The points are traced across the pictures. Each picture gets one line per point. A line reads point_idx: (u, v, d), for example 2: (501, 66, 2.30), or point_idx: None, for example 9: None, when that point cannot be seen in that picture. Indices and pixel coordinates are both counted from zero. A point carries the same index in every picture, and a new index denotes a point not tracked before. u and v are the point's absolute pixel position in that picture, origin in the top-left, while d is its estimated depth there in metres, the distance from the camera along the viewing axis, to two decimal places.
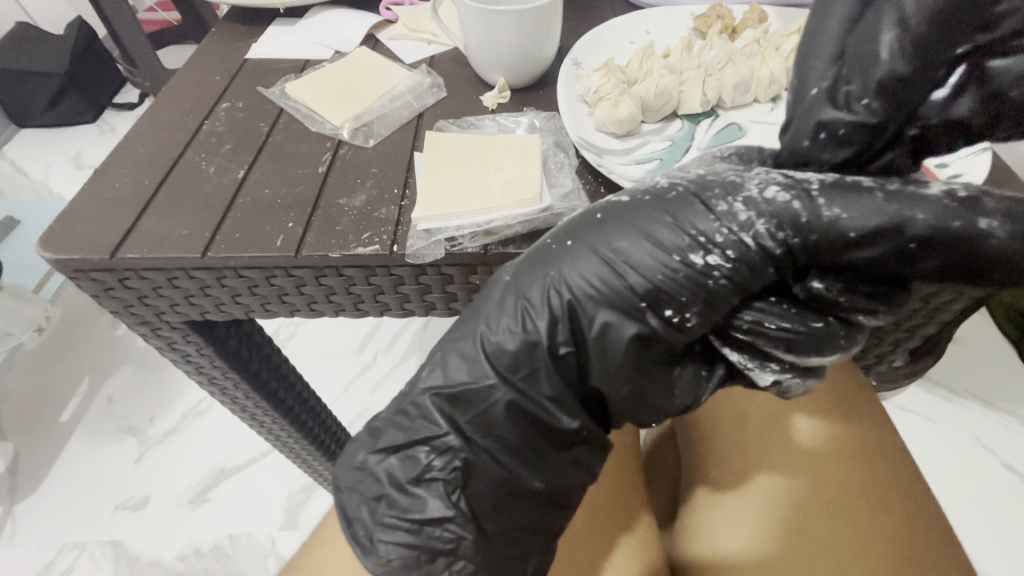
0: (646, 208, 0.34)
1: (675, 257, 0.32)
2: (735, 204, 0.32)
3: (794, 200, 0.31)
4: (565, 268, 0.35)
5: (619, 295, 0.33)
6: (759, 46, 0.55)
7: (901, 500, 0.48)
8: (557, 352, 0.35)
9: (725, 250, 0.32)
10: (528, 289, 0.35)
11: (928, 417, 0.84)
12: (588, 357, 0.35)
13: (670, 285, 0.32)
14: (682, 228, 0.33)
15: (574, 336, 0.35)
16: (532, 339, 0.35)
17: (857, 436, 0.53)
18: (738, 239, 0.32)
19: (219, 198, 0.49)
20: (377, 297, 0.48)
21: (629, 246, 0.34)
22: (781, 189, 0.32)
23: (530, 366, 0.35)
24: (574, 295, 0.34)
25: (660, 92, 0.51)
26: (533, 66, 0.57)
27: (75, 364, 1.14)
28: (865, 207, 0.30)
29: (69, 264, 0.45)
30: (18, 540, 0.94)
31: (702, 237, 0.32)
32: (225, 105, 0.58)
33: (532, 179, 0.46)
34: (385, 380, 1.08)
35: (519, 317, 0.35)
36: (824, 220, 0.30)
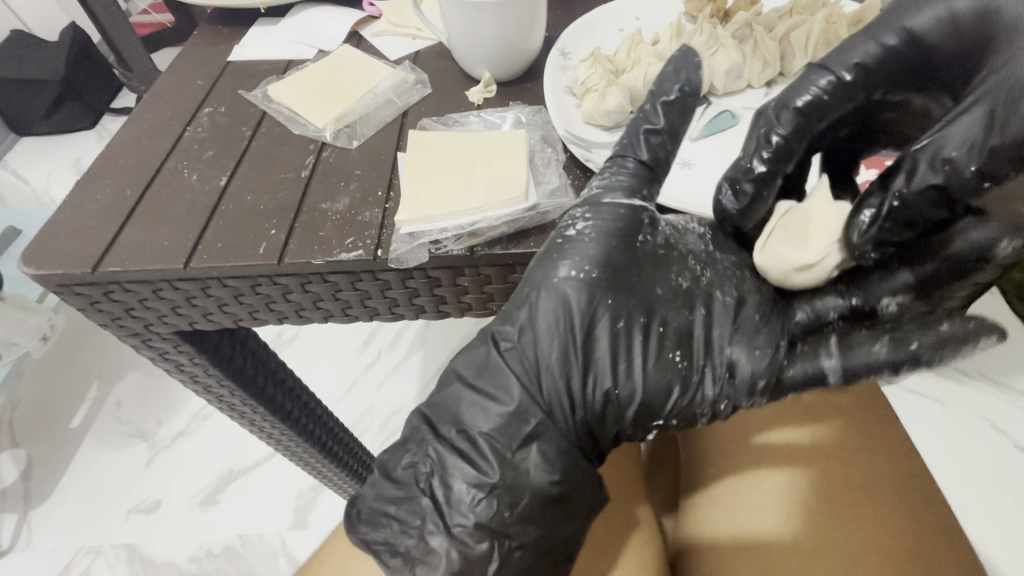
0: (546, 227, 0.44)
1: (569, 242, 0.40)
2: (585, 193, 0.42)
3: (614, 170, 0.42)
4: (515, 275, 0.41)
5: (538, 275, 0.39)
6: (751, 31, 0.53)
7: (911, 509, 0.46)
8: (513, 338, 0.39)
9: (587, 216, 0.41)
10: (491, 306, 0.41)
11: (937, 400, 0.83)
12: (544, 340, 0.38)
13: (564, 250, 0.40)
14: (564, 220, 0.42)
15: (529, 324, 0.39)
16: (498, 337, 0.39)
17: (860, 440, 0.50)
18: (591, 207, 0.41)
19: (202, 206, 0.48)
20: (366, 302, 0.47)
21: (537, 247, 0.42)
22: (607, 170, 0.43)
23: (500, 366, 0.38)
24: (519, 290, 0.40)
25: (649, 81, 0.49)
26: (519, 59, 0.55)
27: (81, 372, 1.14)
28: (654, 151, 0.41)
29: (51, 279, 0.44)
30: (33, 546, 0.95)
31: (573, 217, 0.41)
32: (207, 110, 0.57)
33: (517, 177, 0.44)
34: (388, 379, 1.08)
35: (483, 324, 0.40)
36: (632, 170, 0.42)
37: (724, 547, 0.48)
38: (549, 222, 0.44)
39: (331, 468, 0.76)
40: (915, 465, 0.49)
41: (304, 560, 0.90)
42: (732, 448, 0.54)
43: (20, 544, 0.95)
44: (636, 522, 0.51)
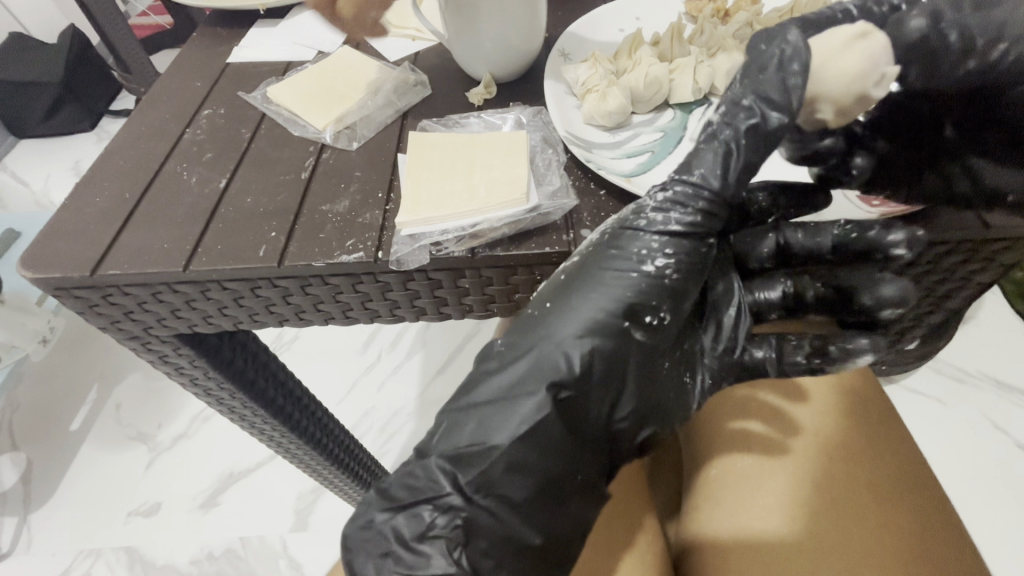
0: (592, 257, 0.37)
1: (644, 218, 0.36)
2: (653, 220, 0.36)
3: (685, 195, 0.35)
4: (580, 261, 0.38)
5: (606, 324, 0.35)
6: (752, 31, 0.53)
7: (908, 502, 0.46)
8: (603, 321, 0.36)
9: (666, 252, 0.35)
10: (545, 296, 0.38)
11: (939, 400, 0.90)
12: (648, 313, 0.36)
13: (640, 295, 0.35)
14: (626, 252, 0.36)
15: (623, 299, 0.36)
16: (583, 324, 0.35)
17: (860, 438, 0.51)
18: (670, 242, 0.36)
19: (201, 209, 0.48)
20: (366, 304, 0.47)
21: (595, 286, 0.36)
22: (679, 193, 0.35)
23: (594, 357, 0.35)
24: (591, 272, 0.37)
25: (650, 81, 0.49)
26: (519, 59, 0.55)
27: (81, 374, 1.14)
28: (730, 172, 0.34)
29: (49, 282, 0.44)
30: (32, 549, 0.94)
31: (643, 252, 0.36)
32: (206, 112, 0.57)
33: (518, 178, 0.44)
34: (389, 381, 1.08)
35: (548, 315, 0.37)
36: (718, 192, 0.34)
37: (726, 545, 0.48)
38: (550, 223, 0.43)
39: (332, 471, 0.76)
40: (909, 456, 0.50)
41: (306, 563, 0.90)
42: (733, 442, 0.53)
43: (20, 547, 0.95)
44: (637, 522, 0.51)
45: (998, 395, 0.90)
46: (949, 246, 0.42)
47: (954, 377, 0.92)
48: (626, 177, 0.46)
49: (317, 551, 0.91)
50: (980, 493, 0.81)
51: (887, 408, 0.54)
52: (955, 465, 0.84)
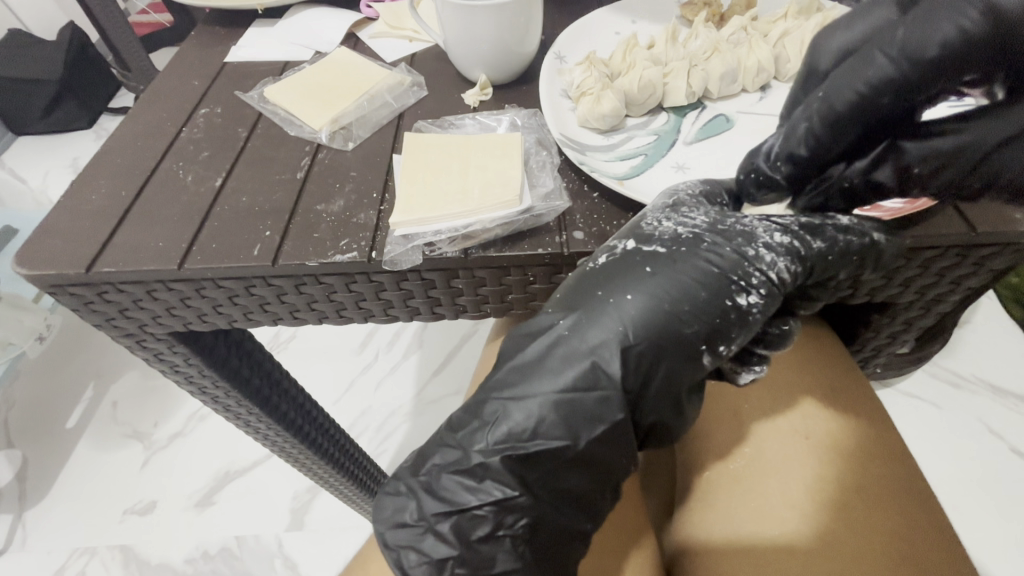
0: (686, 260, 0.36)
1: (754, 249, 0.36)
2: (759, 249, 0.36)
3: (793, 239, 0.37)
4: (666, 256, 0.36)
5: (680, 342, 0.34)
6: (746, 35, 0.53)
7: (900, 499, 0.47)
8: (682, 321, 0.34)
9: (760, 289, 0.35)
10: (619, 279, 0.36)
11: (932, 403, 0.91)
12: (726, 336, 0.35)
13: (723, 323, 0.35)
14: (728, 277, 0.35)
15: (710, 309, 0.35)
16: (661, 320, 0.34)
17: (854, 440, 0.50)
18: (767, 278, 0.36)
19: (196, 208, 0.48)
20: (360, 304, 0.48)
21: (683, 298, 0.35)
22: (783, 232, 0.37)
23: (655, 359, 0.34)
24: (680, 266, 0.36)
25: (644, 84, 0.49)
26: (515, 61, 0.55)
27: (78, 372, 1.14)
28: (833, 235, 0.37)
29: (45, 280, 0.44)
30: (29, 546, 0.94)
31: (742, 280, 0.35)
32: (203, 111, 0.57)
33: (512, 180, 0.44)
34: (385, 380, 1.08)
35: (621, 300, 0.35)
36: (815, 249, 0.37)
37: (716, 544, 0.48)
38: (544, 225, 0.44)
39: (329, 471, 0.76)
40: (900, 447, 0.50)
41: (302, 561, 0.90)
42: (726, 441, 0.54)
43: (14, 545, 0.95)
44: (632, 523, 0.52)
45: (990, 398, 0.90)
46: (937, 251, 0.42)
47: (946, 380, 0.93)
48: (619, 180, 0.46)
49: (314, 550, 0.91)
50: (974, 497, 0.81)
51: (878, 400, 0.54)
52: (946, 466, 0.84)
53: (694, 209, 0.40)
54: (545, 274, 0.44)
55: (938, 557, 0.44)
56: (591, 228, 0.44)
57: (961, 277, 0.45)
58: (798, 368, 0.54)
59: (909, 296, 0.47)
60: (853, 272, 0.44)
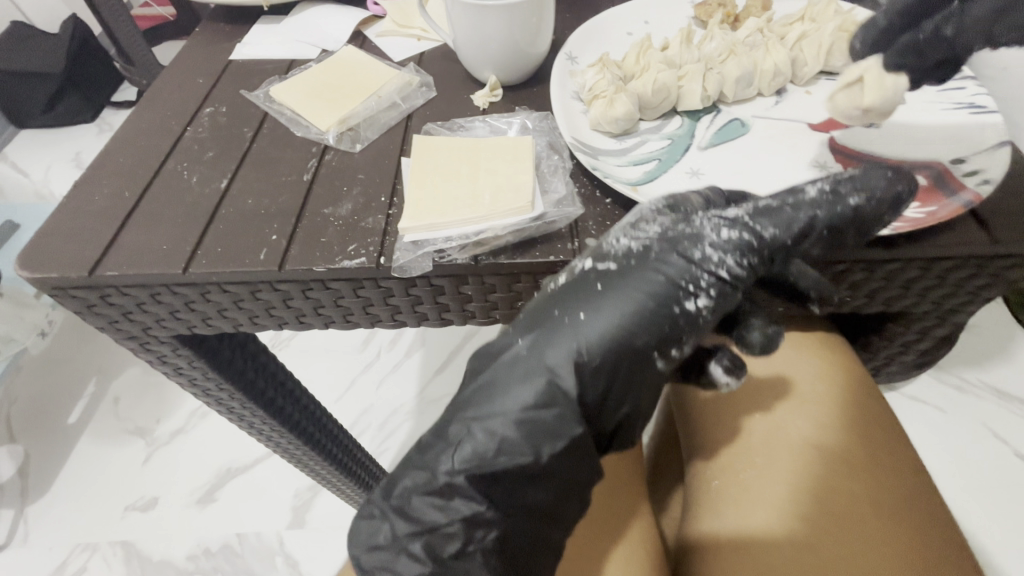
0: (633, 271, 0.35)
1: (699, 250, 0.35)
2: (705, 250, 0.35)
3: (742, 233, 0.35)
4: (616, 271, 0.35)
5: (630, 352, 0.34)
6: (763, 38, 0.52)
7: (911, 508, 0.45)
8: (632, 335, 0.34)
9: (709, 291, 0.34)
10: (571, 296, 0.35)
11: (938, 407, 0.90)
12: (678, 339, 0.34)
13: (670, 329, 0.34)
14: (675, 282, 0.34)
15: (659, 318, 0.34)
16: (613, 335, 0.33)
17: (864, 451, 0.48)
18: (717, 280, 0.34)
19: (201, 210, 0.47)
20: (367, 309, 0.47)
21: (629, 308, 0.34)
22: (730, 227, 0.35)
23: (616, 370, 0.34)
24: (634, 281, 0.35)
25: (659, 87, 0.48)
26: (525, 62, 0.54)
27: (80, 368, 1.13)
28: (782, 220, 0.35)
29: (47, 283, 0.43)
30: (30, 542, 0.94)
31: (688, 284, 0.34)
32: (208, 110, 0.56)
33: (523, 185, 0.43)
34: (388, 379, 1.07)
35: (574, 322, 0.34)
36: (766, 239, 0.35)
37: (719, 552, 0.45)
38: (556, 231, 0.43)
39: (332, 472, 0.75)
40: (910, 456, 0.48)
41: (304, 560, 0.90)
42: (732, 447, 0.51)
43: (16, 541, 0.94)
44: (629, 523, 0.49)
45: (996, 403, 0.90)
46: (957, 261, 0.41)
47: (952, 384, 0.92)
48: (632, 185, 0.45)
49: (315, 549, 0.91)
50: (980, 503, 0.81)
51: (888, 409, 0.52)
52: (952, 472, 0.84)
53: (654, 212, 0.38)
54: None
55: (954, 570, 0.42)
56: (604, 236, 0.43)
57: (981, 288, 0.44)
58: (806, 376, 0.53)
59: (927, 306, 0.46)
60: (871, 282, 0.43)
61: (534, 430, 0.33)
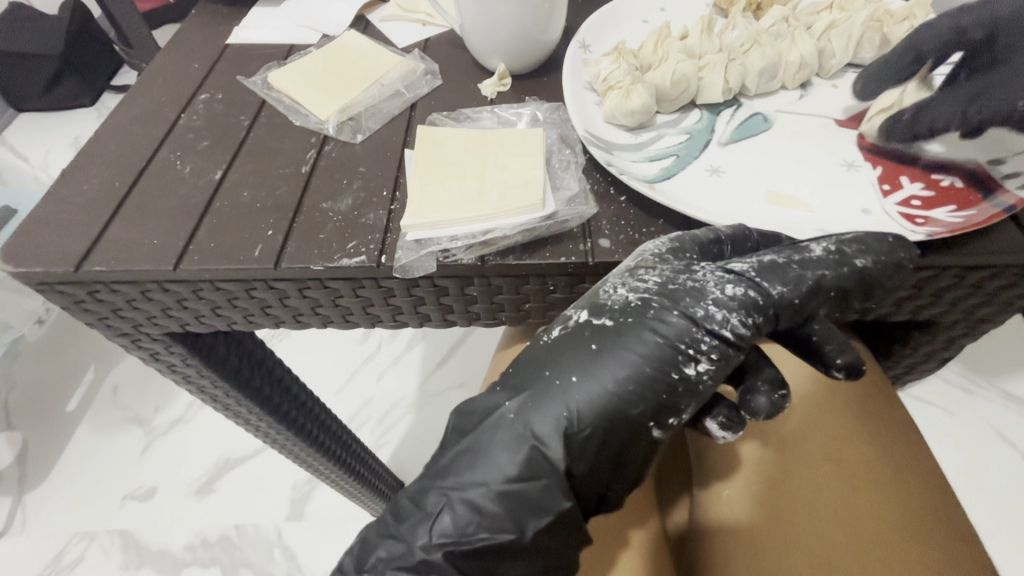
0: (630, 330, 0.34)
1: (702, 308, 0.33)
2: (708, 308, 0.33)
3: (747, 289, 0.33)
4: (612, 329, 0.34)
5: (625, 418, 0.33)
6: (788, 27, 0.50)
7: (935, 527, 0.43)
8: (625, 400, 0.33)
9: (710, 355, 0.33)
10: (566, 358, 0.34)
11: (947, 410, 0.88)
12: (676, 407, 0.33)
13: (668, 397, 0.33)
14: (673, 346, 0.33)
15: (655, 382, 0.33)
16: (605, 401, 0.33)
17: (886, 468, 0.46)
18: (719, 341, 0.33)
19: (194, 202, 0.45)
20: (368, 309, 0.45)
21: (625, 373, 0.33)
22: (735, 283, 0.33)
23: (613, 433, 0.33)
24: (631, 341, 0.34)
25: (678, 79, 0.45)
26: (536, 50, 0.52)
27: (77, 356, 1.12)
28: (790, 277, 0.33)
29: (32, 278, 0.41)
30: (27, 530, 0.93)
31: (688, 348, 0.33)
32: (203, 96, 0.54)
33: (533, 182, 0.41)
34: (388, 372, 1.05)
35: (566, 382, 0.34)
36: (774, 297, 0.33)
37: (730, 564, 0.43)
38: (568, 231, 0.41)
39: (331, 469, 0.73)
40: (934, 472, 0.46)
41: (301, 554, 0.88)
42: (740, 464, 0.48)
43: (14, 528, 0.93)
44: (633, 529, 0.47)
45: (1005, 406, 0.88)
46: (993, 269, 0.39)
47: (961, 386, 0.90)
48: (649, 183, 0.42)
49: (313, 542, 0.90)
50: (991, 509, 0.79)
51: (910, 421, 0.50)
52: (962, 475, 0.82)
53: (655, 254, 0.36)
54: (567, 284, 0.41)
55: None
56: (618, 236, 0.40)
57: (1015, 299, 0.41)
58: (823, 391, 0.51)
59: (955, 315, 0.44)
60: (900, 289, 0.41)
61: (518, 504, 0.33)
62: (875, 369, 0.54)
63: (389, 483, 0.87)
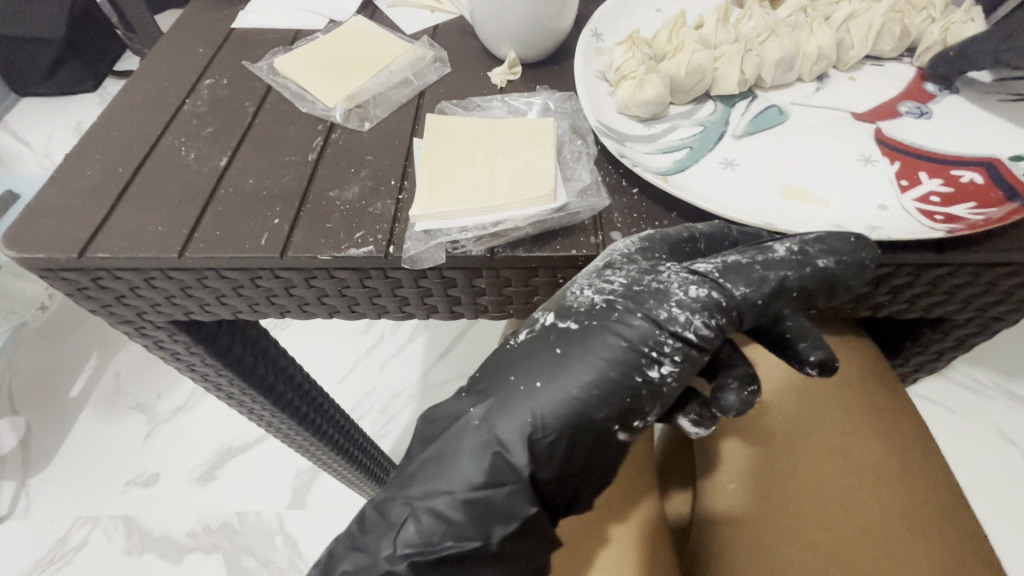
0: (595, 332, 0.33)
1: (665, 310, 0.33)
2: (671, 311, 0.33)
3: (710, 291, 0.33)
4: (578, 332, 0.34)
5: (591, 423, 0.32)
6: (806, 18, 0.49)
7: (945, 525, 0.42)
8: (590, 406, 0.32)
9: (673, 356, 0.32)
10: (532, 361, 0.34)
11: (950, 408, 0.88)
12: (640, 412, 0.33)
13: (631, 399, 0.32)
14: (637, 348, 0.32)
15: (620, 386, 0.32)
16: (569, 407, 0.32)
17: (895, 464, 0.45)
18: (682, 343, 0.33)
19: (199, 189, 0.44)
20: (374, 300, 0.44)
21: (589, 376, 0.32)
22: (698, 285, 0.33)
23: (580, 437, 0.32)
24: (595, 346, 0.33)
25: (693, 69, 0.44)
26: (548, 38, 0.51)
27: (81, 342, 1.12)
28: (752, 278, 0.33)
29: (35, 263, 0.41)
30: (31, 513, 0.93)
31: (652, 351, 0.32)
32: (208, 81, 0.53)
33: (545, 173, 0.40)
34: (390, 362, 1.05)
35: (530, 387, 0.33)
36: (736, 298, 0.33)
37: (737, 558, 0.44)
38: (579, 223, 0.40)
39: (334, 458, 0.73)
40: (944, 470, 0.45)
41: (303, 541, 0.89)
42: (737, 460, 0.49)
43: (18, 512, 0.94)
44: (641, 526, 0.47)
45: (1008, 405, 0.87)
46: (1011, 267, 0.38)
47: (964, 385, 0.90)
48: (661, 176, 0.42)
49: (315, 529, 0.90)
50: (991, 507, 0.78)
51: (920, 418, 0.49)
52: (963, 473, 0.81)
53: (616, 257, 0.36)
54: None
55: None
56: (630, 229, 0.40)
57: None
58: (831, 389, 0.50)
59: (969, 313, 0.43)
60: (914, 287, 0.40)
61: (485, 511, 0.32)
62: (886, 366, 0.53)
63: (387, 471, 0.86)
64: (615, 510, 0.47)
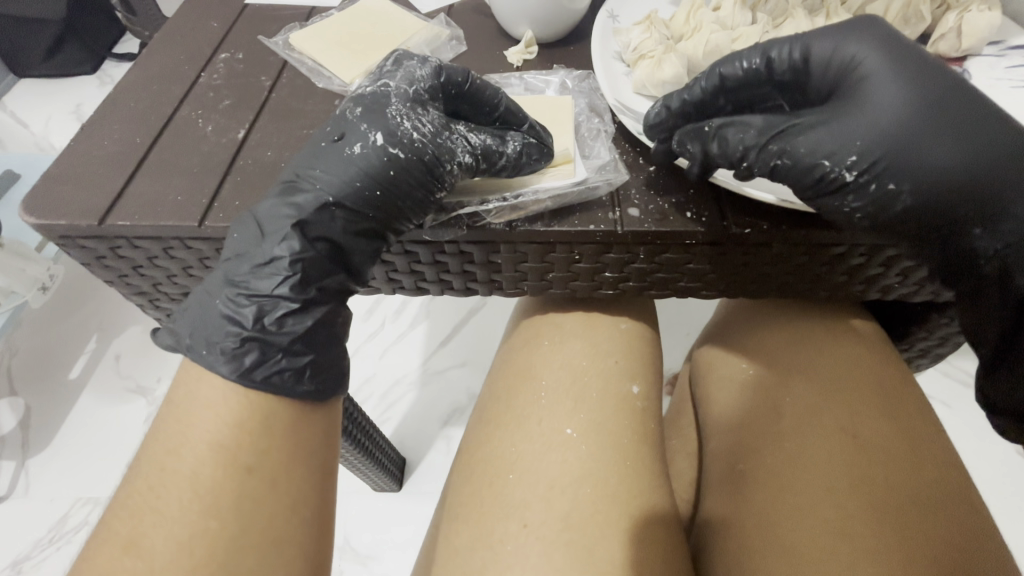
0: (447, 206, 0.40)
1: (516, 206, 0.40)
2: (535, 211, 0.40)
3: (609, 214, 0.40)
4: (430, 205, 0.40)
5: (321, 264, 0.37)
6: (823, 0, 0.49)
7: (945, 498, 0.43)
8: (396, 166, 0.38)
9: (563, 265, 0.43)
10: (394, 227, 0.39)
11: (944, 402, 0.89)
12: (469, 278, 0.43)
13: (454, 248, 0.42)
14: (490, 244, 0.41)
15: (419, 172, 0.38)
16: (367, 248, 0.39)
17: (899, 441, 0.46)
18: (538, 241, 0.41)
19: (217, 160, 0.44)
20: (392, 275, 0.46)
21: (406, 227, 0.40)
22: (604, 208, 0.40)
23: (381, 199, 0.38)
24: (359, 114, 0.39)
25: (709, 50, 0.45)
26: (567, 18, 0.51)
27: (82, 323, 1.12)
28: (678, 220, 0.40)
29: (54, 230, 0.41)
30: (30, 493, 0.93)
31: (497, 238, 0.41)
32: (223, 56, 0.53)
33: (564, 147, 0.43)
34: (392, 347, 1.02)
35: (350, 138, 0.39)
36: (655, 231, 0.40)
37: (744, 529, 0.45)
38: (598, 198, 0.41)
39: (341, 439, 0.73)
40: (945, 445, 0.47)
41: None
42: (745, 440, 0.50)
43: (16, 492, 0.94)
44: (656, 504, 0.47)
45: None
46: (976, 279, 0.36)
47: (960, 379, 0.91)
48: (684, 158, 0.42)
49: None
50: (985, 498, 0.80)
51: (924, 397, 0.50)
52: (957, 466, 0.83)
53: (426, 69, 0.41)
54: (592, 253, 0.42)
55: (995, 562, 0.40)
56: (648, 205, 0.40)
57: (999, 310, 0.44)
58: (835, 369, 0.51)
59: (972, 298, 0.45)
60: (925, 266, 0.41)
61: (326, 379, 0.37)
62: (890, 349, 0.53)
63: (393, 461, 0.82)
64: (630, 486, 0.46)
